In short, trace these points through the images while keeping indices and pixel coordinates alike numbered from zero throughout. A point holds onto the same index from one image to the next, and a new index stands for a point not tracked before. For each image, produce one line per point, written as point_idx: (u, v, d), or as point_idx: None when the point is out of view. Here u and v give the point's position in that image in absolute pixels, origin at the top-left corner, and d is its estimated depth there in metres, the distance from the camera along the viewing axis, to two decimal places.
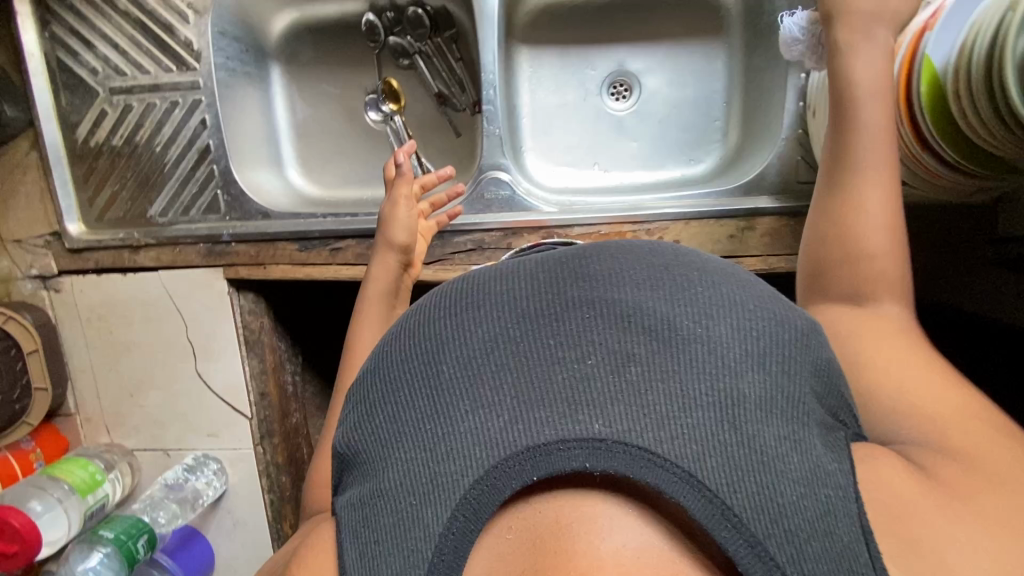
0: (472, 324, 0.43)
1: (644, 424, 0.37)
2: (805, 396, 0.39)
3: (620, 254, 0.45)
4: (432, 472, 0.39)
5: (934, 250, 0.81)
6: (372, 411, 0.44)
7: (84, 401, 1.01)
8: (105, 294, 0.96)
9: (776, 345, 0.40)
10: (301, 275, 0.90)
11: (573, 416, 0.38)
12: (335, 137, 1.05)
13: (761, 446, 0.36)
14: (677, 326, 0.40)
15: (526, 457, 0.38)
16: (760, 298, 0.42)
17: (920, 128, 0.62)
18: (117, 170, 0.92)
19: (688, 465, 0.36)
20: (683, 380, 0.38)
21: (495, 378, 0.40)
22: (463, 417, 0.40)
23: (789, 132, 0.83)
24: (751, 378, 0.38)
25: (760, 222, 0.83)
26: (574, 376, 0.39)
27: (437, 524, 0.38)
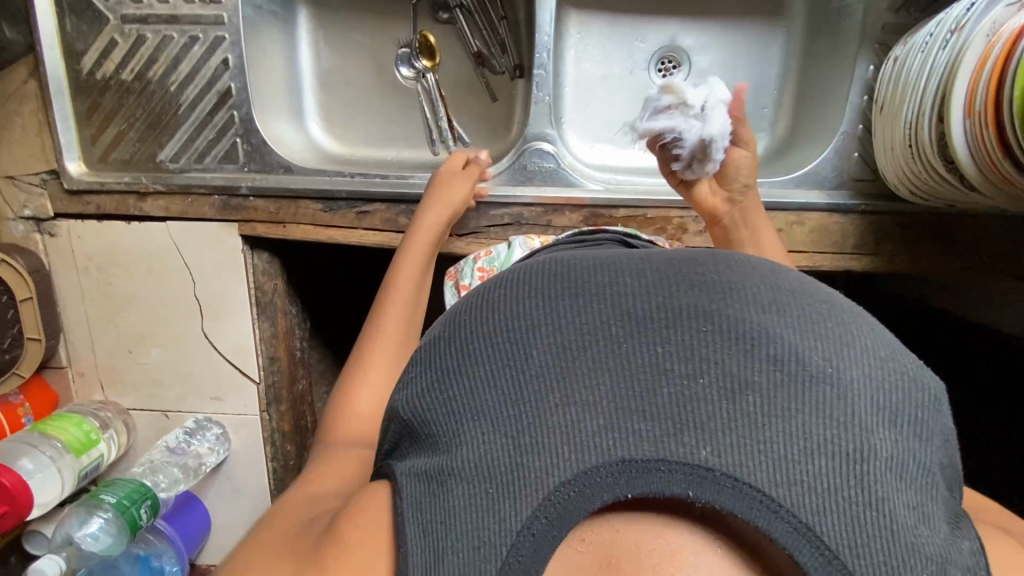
0: (574, 318, 0.41)
1: (759, 461, 0.35)
2: (931, 466, 0.37)
3: (747, 276, 0.43)
4: (513, 462, 0.36)
5: (978, 260, 0.80)
6: (449, 385, 0.41)
7: (77, 355, 0.94)
8: (105, 242, 0.89)
9: (907, 407, 0.38)
10: (324, 237, 0.85)
11: (679, 438, 0.36)
12: (361, 91, 0.98)
13: (891, 513, 0.34)
14: (808, 362, 0.38)
15: (620, 470, 0.36)
16: (893, 351, 0.40)
17: (1005, 134, 0.59)
18: (125, 107, 0.84)
19: (803, 512, 0.34)
20: (809, 422, 0.36)
21: (595, 379, 0.38)
22: (551, 414, 0.37)
23: (849, 126, 0.80)
24: (882, 436, 0.36)
25: (810, 218, 0.81)
26: (685, 395, 0.37)
27: (514, 521, 0.35)
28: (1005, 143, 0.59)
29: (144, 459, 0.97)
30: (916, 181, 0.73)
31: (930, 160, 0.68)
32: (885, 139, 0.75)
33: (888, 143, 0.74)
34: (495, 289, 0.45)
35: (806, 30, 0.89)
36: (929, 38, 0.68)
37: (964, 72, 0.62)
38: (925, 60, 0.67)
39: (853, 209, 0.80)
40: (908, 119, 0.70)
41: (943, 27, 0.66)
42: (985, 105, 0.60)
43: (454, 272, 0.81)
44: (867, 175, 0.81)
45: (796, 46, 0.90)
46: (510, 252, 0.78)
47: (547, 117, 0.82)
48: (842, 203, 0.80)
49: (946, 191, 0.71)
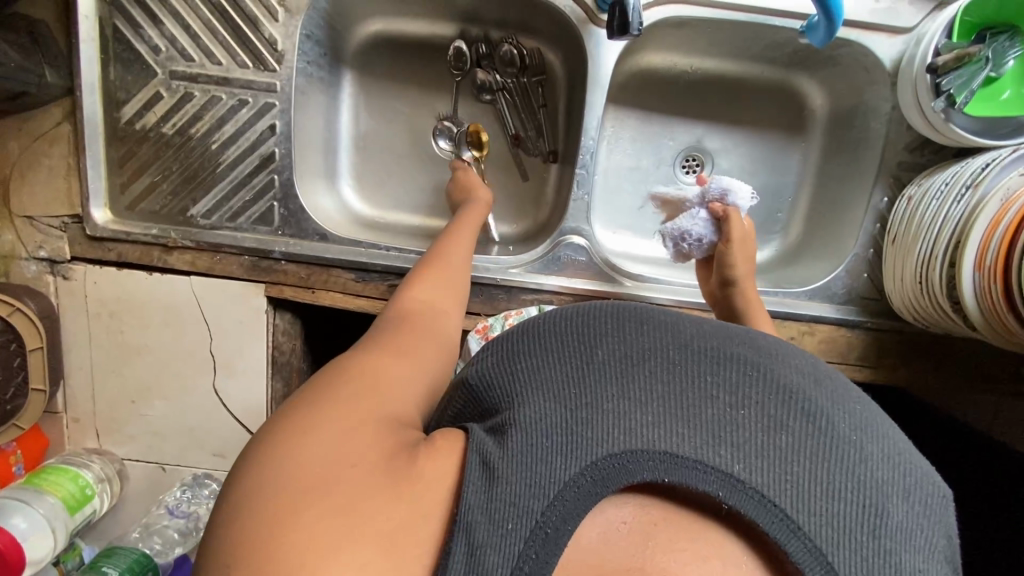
0: (637, 335, 0.46)
1: (784, 488, 0.39)
2: (940, 551, 0.41)
3: (788, 351, 0.48)
4: (570, 428, 0.40)
5: (964, 382, 0.88)
6: (520, 362, 0.46)
7: (75, 400, 0.91)
8: (122, 291, 0.86)
9: (923, 494, 0.42)
10: (353, 307, 0.85)
11: (717, 449, 0.40)
12: (394, 156, 1.00)
13: (894, 563, 0.38)
14: (835, 425, 0.42)
15: (661, 460, 0.40)
16: (909, 449, 0.45)
17: (1012, 293, 0.65)
18: (162, 159, 0.83)
19: (817, 538, 0.38)
20: (831, 470, 0.40)
21: (649, 384, 0.43)
22: (608, 400, 0.42)
23: (862, 249, 0.86)
24: (896, 505, 0.40)
25: (820, 329, 0.86)
26: (726, 417, 0.42)
27: (563, 475, 0.39)
28: (1012, 300, 0.65)
29: (141, 526, 0.94)
30: (921, 311, 0.78)
31: (938, 298, 0.74)
32: (893, 269, 0.81)
33: (897, 273, 0.80)
34: (567, 308, 0.50)
35: (823, 150, 0.95)
36: (943, 187, 0.74)
37: (977, 228, 0.69)
38: (939, 207, 0.74)
39: (859, 324, 0.86)
40: (920, 256, 0.76)
41: (958, 180, 0.73)
42: (995, 263, 0.66)
43: (482, 326, 0.82)
44: (874, 295, 0.86)
45: (811, 162, 0.97)
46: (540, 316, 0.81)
47: (585, 214, 0.85)
48: (849, 317, 0.86)
49: (948, 325, 0.77)
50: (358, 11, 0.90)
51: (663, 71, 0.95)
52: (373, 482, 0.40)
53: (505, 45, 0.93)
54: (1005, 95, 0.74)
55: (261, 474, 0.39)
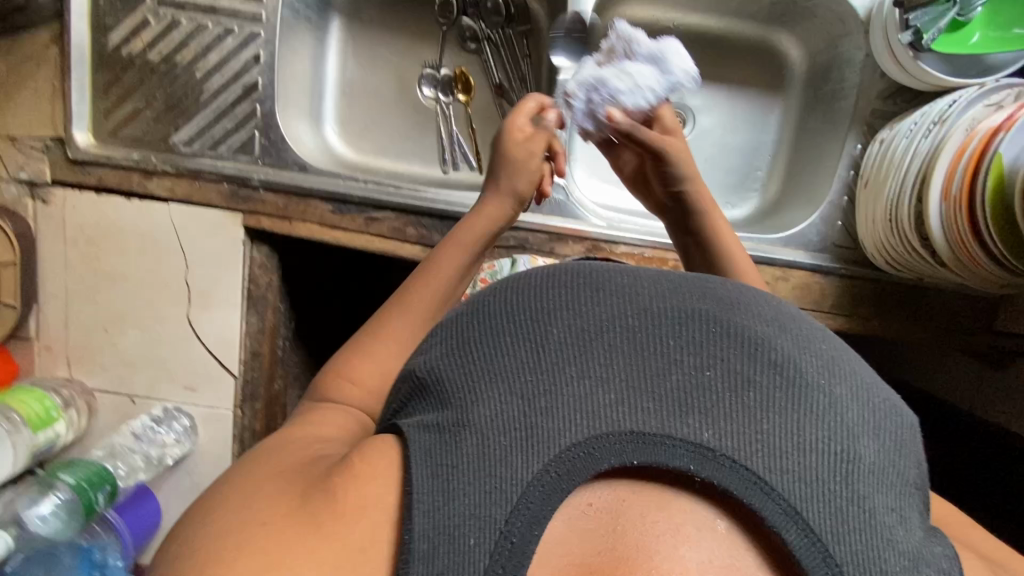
0: (593, 305, 0.44)
1: (756, 448, 0.38)
2: (909, 479, 0.40)
3: (749, 297, 0.47)
4: (530, 419, 0.38)
5: (937, 334, 0.88)
6: (470, 350, 0.43)
7: (48, 328, 0.91)
8: (101, 217, 0.87)
9: (887, 427, 0.41)
10: (328, 238, 0.86)
11: (684, 419, 0.39)
12: (380, 102, 1.01)
13: (870, 509, 0.37)
14: (801, 372, 0.41)
15: (628, 440, 0.38)
16: (874, 381, 0.45)
17: (978, 223, 0.66)
18: (146, 86, 0.84)
19: (793, 497, 0.37)
20: (800, 421, 0.39)
21: (609, 358, 0.41)
22: (568, 381, 0.40)
23: (837, 197, 0.87)
24: (866, 445, 0.39)
25: (794, 275, 0.87)
26: (692, 382, 0.40)
27: (527, 474, 0.37)
28: (978, 231, 0.66)
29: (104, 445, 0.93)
30: (892, 252, 0.79)
31: (908, 236, 0.75)
32: (866, 212, 0.82)
33: (869, 216, 0.81)
34: (517, 280, 0.48)
35: (801, 106, 0.97)
36: (913, 126, 0.75)
37: (943, 162, 0.69)
38: (908, 145, 0.74)
39: (834, 271, 0.87)
40: (890, 196, 0.76)
41: (927, 118, 0.73)
42: (961, 192, 0.66)
43: None
44: (849, 243, 0.87)
45: (791, 119, 0.98)
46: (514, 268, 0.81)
47: None
48: (824, 264, 0.86)
49: (919, 266, 0.78)
50: None
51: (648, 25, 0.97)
52: (295, 525, 0.38)
53: None
54: (972, 40, 0.75)
55: (186, 544, 0.38)
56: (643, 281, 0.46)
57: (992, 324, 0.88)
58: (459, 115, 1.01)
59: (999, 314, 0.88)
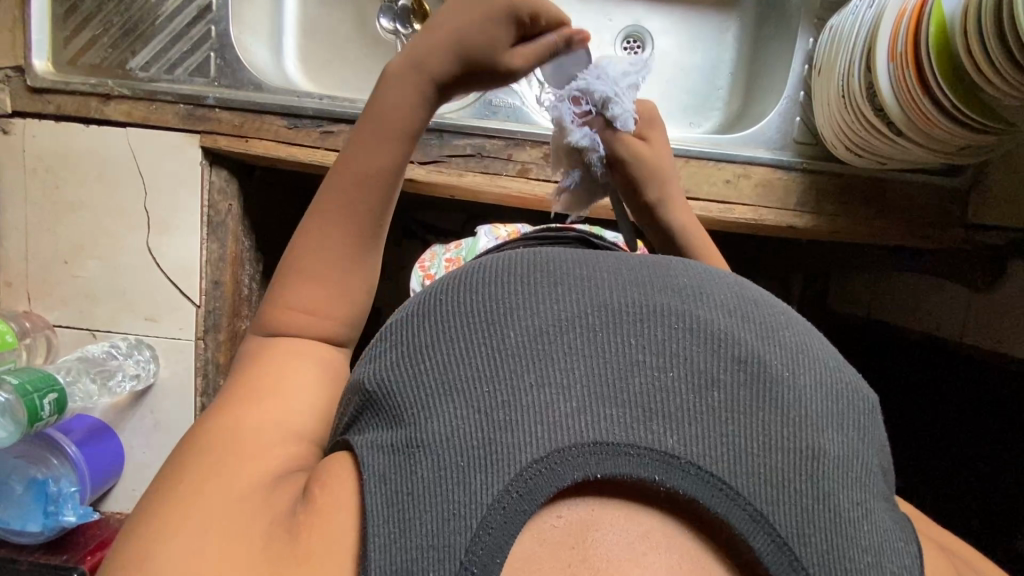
0: (552, 304, 0.39)
1: (720, 453, 0.35)
2: (875, 470, 0.38)
3: (711, 283, 0.42)
4: (486, 435, 0.34)
5: (910, 230, 0.86)
6: (421, 356, 0.38)
7: (9, 262, 0.91)
8: (60, 144, 0.88)
9: (852, 413, 0.38)
10: (284, 153, 0.86)
11: (648, 425, 0.35)
12: (340, 39, 1.03)
13: (835, 506, 0.34)
14: (767, 366, 0.38)
15: (592, 451, 0.34)
16: (838, 364, 0.41)
17: (925, 73, 0.65)
18: (104, 13, 0.86)
19: (761, 502, 0.33)
20: (765, 421, 0.36)
21: (570, 363, 0.36)
22: (526, 390, 0.35)
23: (792, 92, 0.87)
24: (831, 438, 0.36)
25: (755, 172, 0.85)
26: (656, 385, 0.36)
27: (486, 495, 0.33)
28: (926, 81, 0.65)
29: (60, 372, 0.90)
30: (849, 133, 0.78)
31: (861, 108, 0.74)
32: (823, 100, 0.82)
33: (825, 100, 0.81)
34: (471, 275, 0.42)
35: (754, 19, 0.98)
36: (857, 4, 0.76)
37: (885, 24, 0.69)
38: (855, 21, 0.75)
39: (797, 167, 0.85)
40: (841, 72, 0.76)
41: None
42: (906, 47, 0.66)
43: (426, 262, 0.90)
44: (808, 139, 0.86)
45: (746, 34, 0.99)
46: (477, 241, 0.89)
47: None
48: (784, 159, 0.85)
49: (879, 144, 0.76)
50: None
51: None
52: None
53: None
54: None
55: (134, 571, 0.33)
56: (601, 271, 0.41)
57: (965, 218, 0.87)
58: None
59: (970, 207, 0.87)
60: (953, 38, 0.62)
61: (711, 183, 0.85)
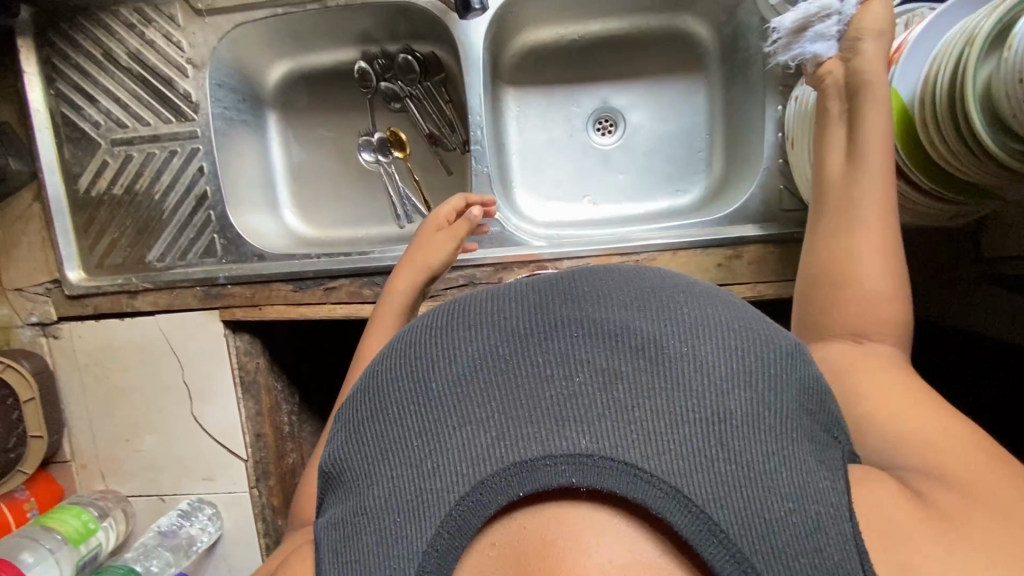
0: (464, 345, 0.42)
1: (631, 440, 0.37)
2: (790, 414, 0.39)
3: (609, 284, 0.45)
4: (420, 483, 0.38)
5: (919, 276, 0.84)
6: (363, 426, 0.42)
7: (79, 447, 1.01)
8: (102, 340, 0.97)
9: (759, 367, 0.40)
10: (296, 315, 0.92)
11: (562, 433, 0.37)
12: (328, 177, 1.07)
13: (746, 463, 0.36)
14: (663, 349, 0.40)
15: (513, 472, 0.37)
16: (742, 323, 0.42)
17: (892, 158, 0.63)
18: (117, 218, 0.95)
19: (673, 477, 0.36)
20: (670, 402, 0.38)
21: (485, 395, 0.40)
22: (450, 434, 0.39)
23: (771, 161, 0.86)
24: (735, 398, 0.38)
25: (747, 251, 0.84)
26: (564, 395, 0.39)
27: (425, 537, 0.37)
28: (896, 165, 0.63)
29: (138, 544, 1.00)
30: None
31: None
32: (802, 170, 0.80)
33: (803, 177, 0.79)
34: (400, 339, 0.46)
35: (723, 81, 0.97)
36: None
37: None
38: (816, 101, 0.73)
39: (787, 238, 0.84)
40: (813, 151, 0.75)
41: None
42: None
43: None
44: (796, 205, 0.85)
45: (717, 95, 0.98)
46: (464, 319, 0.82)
47: (489, 186, 0.90)
48: (775, 232, 0.84)
49: None
50: (265, 55, 0.99)
51: (552, 44, 1.00)
52: None
53: (401, 54, 0.99)
54: None
55: None
56: (507, 299, 0.45)
57: (979, 252, 0.83)
58: (401, 172, 1.07)
59: (983, 241, 0.82)
60: (912, 123, 0.61)
61: (702, 269, 0.85)
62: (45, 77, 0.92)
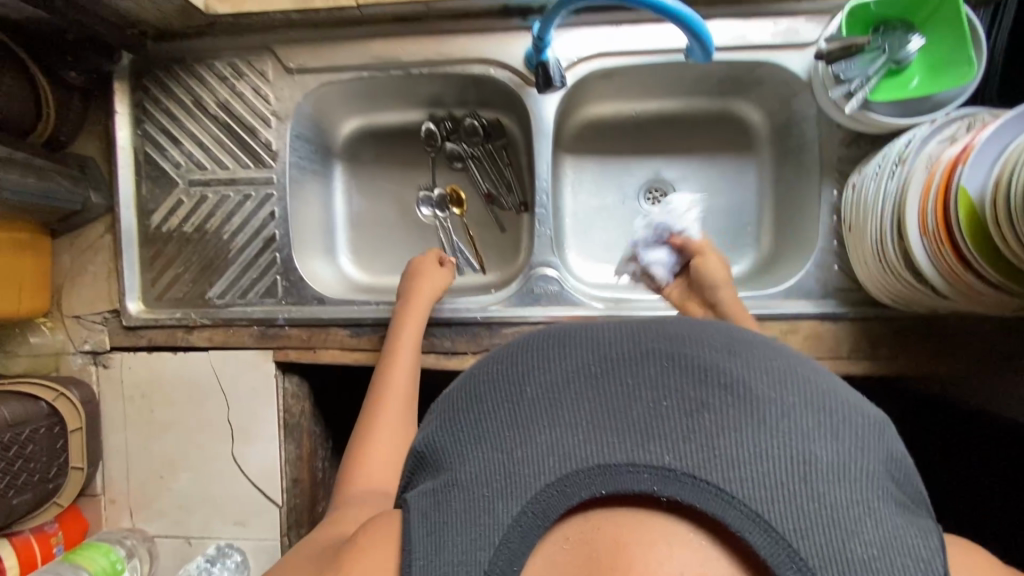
0: (558, 359, 0.45)
1: (715, 462, 0.39)
2: (879, 472, 0.40)
3: (704, 327, 0.47)
4: (506, 470, 0.41)
5: (972, 363, 0.85)
6: (454, 416, 0.46)
7: (111, 482, 0.98)
8: (151, 372, 0.97)
9: (851, 426, 0.41)
10: (350, 360, 0.93)
11: (647, 446, 0.40)
12: (385, 226, 1.11)
13: (831, 504, 0.37)
14: (754, 388, 0.42)
15: (597, 473, 0.39)
16: (832, 385, 0.44)
17: (960, 250, 0.66)
18: (184, 254, 0.98)
19: (753, 502, 0.37)
20: (756, 435, 0.39)
21: (575, 402, 0.42)
22: (538, 431, 0.41)
23: (826, 243, 0.89)
24: (825, 445, 0.39)
25: (802, 326, 0.87)
26: (652, 412, 0.41)
27: (504, 520, 0.39)
28: (963, 256, 0.66)
29: None
30: (890, 289, 0.79)
31: (900, 272, 0.75)
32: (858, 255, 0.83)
33: (861, 258, 0.81)
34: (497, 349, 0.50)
35: (774, 162, 1.01)
36: (877, 168, 0.78)
37: (910, 197, 0.71)
38: (877, 187, 0.76)
39: (839, 315, 0.86)
40: (872, 235, 0.77)
41: (888, 159, 0.76)
42: (937, 225, 0.67)
43: None
44: (849, 285, 0.87)
45: (767, 175, 1.03)
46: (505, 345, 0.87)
47: (550, 247, 0.93)
48: (829, 310, 0.86)
49: (921, 298, 0.76)
50: (340, 111, 1.04)
51: (611, 118, 1.05)
52: None
53: (467, 119, 1.05)
54: (913, 84, 0.79)
55: None
56: (604, 327, 0.47)
57: None
58: (456, 226, 1.10)
59: None
60: (984, 223, 0.64)
61: None
62: (135, 118, 0.97)
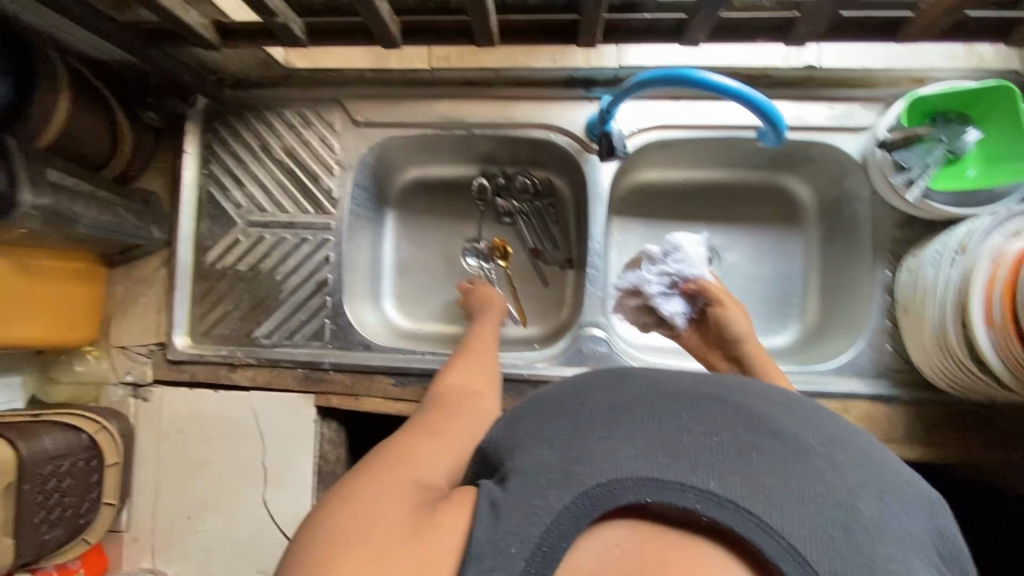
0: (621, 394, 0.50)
1: (758, 494, 0.40)
2: (913, 544, 0.41)
3: (757, 389, 0.52)
4: (563, 469, 0.43)
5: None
6: (520, 429, 0.49)
7: (136, 519, 0.96)
8: (191, 408, 0.96)
9: (889, 497, 0.43)
10: (393, 409, 0.93)
11: (694, 471, 0.42)
12: (430, 275, 1.11)
13: (867, 553, 0.39)
14: (801, 441, 0.45)
15: (646, 483, 0.41)
16: (874, 459, 0.47)
17: None
18: (235, 292, 0.99)
19: (791, 535, 0.39)
20: (801, 479, 0.42)
21: (632, 425, 0.46)
22: (597, 443, 0.44)
23: (878, 322, 0.89)
24: (864, 505, 0.41)
25: (854, 405, 0.86)
26: (703, 442, 0.44)
27: (550, 514, 0.40)
28: None
29: None
30: (951, 375, 0.78)
31: (962, 360, 0.74)
32: (914, 338, 0.83)
33: (919, 340, 0.81)
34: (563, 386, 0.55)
35: (822, 237, 1.02)
36: (937, 255, 0.78)
37: (976, 287, 0.71)
38: (938, 274, 0.77)
39: (891, 396, 0.86)
40: (933, 320, 0.78)
41: (949, 247, 0.77)
42: (1005, 318, 0.67)
43: None
44: (901, 366, 0.87)
45: (815, 248, 1.03)
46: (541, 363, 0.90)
47: (600, 308, 0.94)
48: (880, 390, 0.86)
49: (983, 387, 0.75)
50: (397, 162, 1.07)
51: (661, 184, 1.07)
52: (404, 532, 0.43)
53: (520, 176, 1.07)
54: (970, 174, 0.81)
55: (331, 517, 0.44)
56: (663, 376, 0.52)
57: None
58: (501, 278, 1.11)
59: None
60: None
61: None
62: (202, 158, 1.01)
